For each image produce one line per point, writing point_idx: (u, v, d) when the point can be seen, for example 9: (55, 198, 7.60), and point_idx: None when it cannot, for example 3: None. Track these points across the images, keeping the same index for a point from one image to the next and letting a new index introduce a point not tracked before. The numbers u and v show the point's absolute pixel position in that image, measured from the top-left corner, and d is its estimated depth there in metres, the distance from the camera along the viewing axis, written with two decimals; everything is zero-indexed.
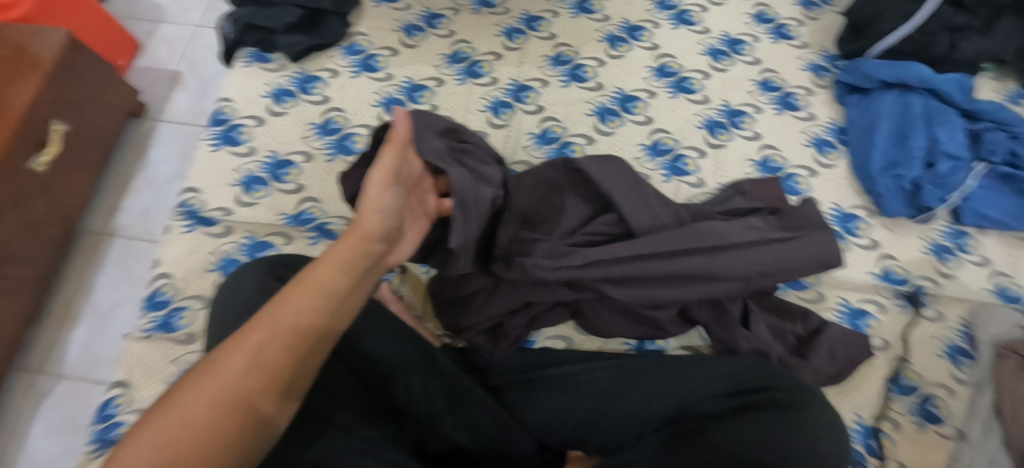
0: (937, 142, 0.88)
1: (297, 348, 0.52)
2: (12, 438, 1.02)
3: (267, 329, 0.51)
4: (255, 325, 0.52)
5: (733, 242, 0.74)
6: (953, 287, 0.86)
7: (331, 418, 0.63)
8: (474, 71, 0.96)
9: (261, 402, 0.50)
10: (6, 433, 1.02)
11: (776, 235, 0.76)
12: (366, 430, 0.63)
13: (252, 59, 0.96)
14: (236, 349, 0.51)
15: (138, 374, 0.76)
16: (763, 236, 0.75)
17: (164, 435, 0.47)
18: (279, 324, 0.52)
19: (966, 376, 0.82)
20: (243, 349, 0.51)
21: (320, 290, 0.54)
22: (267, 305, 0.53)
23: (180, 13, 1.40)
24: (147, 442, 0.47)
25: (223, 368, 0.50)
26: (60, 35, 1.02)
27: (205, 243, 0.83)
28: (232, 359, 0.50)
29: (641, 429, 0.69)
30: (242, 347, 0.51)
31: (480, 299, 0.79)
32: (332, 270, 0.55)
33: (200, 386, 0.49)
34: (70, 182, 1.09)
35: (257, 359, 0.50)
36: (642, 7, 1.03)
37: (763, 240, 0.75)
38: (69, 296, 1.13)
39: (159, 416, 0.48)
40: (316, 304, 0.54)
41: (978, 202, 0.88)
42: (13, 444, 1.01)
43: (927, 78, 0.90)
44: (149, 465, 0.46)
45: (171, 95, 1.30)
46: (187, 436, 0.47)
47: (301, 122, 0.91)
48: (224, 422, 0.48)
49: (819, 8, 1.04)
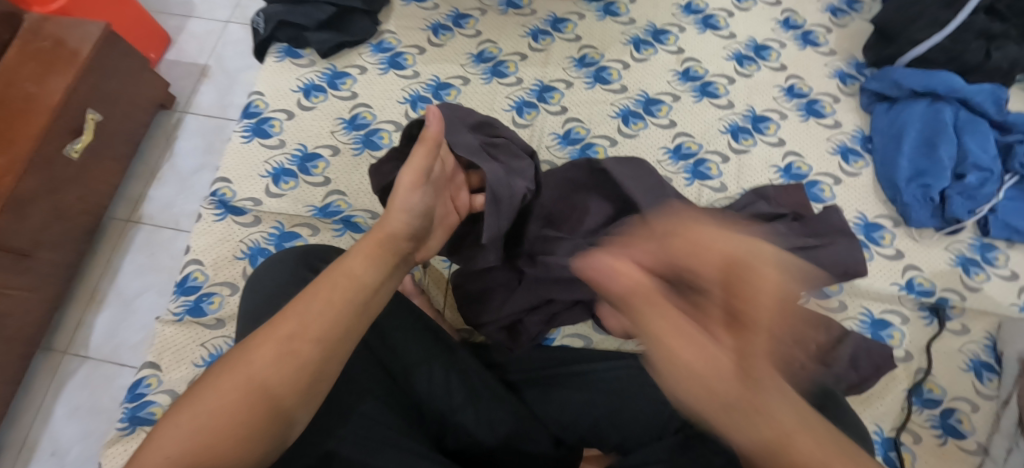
0: (966, 152, 0.87)
1: (323, 338, 0.53)
2: (38, 416, 1.06)
3: (296, 320, 0.53)
4: (285, 316, 0.54)
5: (759, 246, 0.74)
6: (979, 300, 0.85)
7: (352, 408, 0.65)
8: (499, 71, 0.97)
9: (286, 390, 0.51)
10: (32, 412, 1.06)
11: (801, 241, 0.76)
12: (386, 419, 0.65)
13: (283, 54, 0.98)
14: (267, 339, 0.53)
15: (167, 357, 0.79)
16: (788, 241, 0.75)
17: (196, 420, 0.49)
18: (308, 315, 0.54)
19: (989, 391, 0.81)
20: (273, 338, 0.53)
21: (348, 283, 0.56)
22: (297, 297, 0.55)
23: (211, 8, 1.43)
24: (179, 426, 0.49)
25: (253, 357, 0.52)
26: (97, 28, 1.05)
27: (234, 232, 0.86)
28: (262, 348, 0.52)
29: (659, 429, 0.69)
30: (271, 338, 0.53)
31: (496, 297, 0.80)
32: (361, 265, 0.57)
33: (229, 375, 0.51)
34: (101, 171, 1.12)
35: (286, 348, 0.52)
36: (668, 10, 1.03)
37: (788, 245, 0.75)
38: (96, 281, 1.16)
39: (194, 402, 0.50)
40: (343, 296, 0.55)
41: (1007, 215, 0.87)
42: (39, 422, 1.05)
43: (958, 88, 0.89)
44: (182, 448, 0.48)
45: (199, 88, 1.33)
46: (217, 421, 0.49)
47: (329, 117, 0.93)
48: (248, 409, 0.50)
49: (847, 15, 1.03)
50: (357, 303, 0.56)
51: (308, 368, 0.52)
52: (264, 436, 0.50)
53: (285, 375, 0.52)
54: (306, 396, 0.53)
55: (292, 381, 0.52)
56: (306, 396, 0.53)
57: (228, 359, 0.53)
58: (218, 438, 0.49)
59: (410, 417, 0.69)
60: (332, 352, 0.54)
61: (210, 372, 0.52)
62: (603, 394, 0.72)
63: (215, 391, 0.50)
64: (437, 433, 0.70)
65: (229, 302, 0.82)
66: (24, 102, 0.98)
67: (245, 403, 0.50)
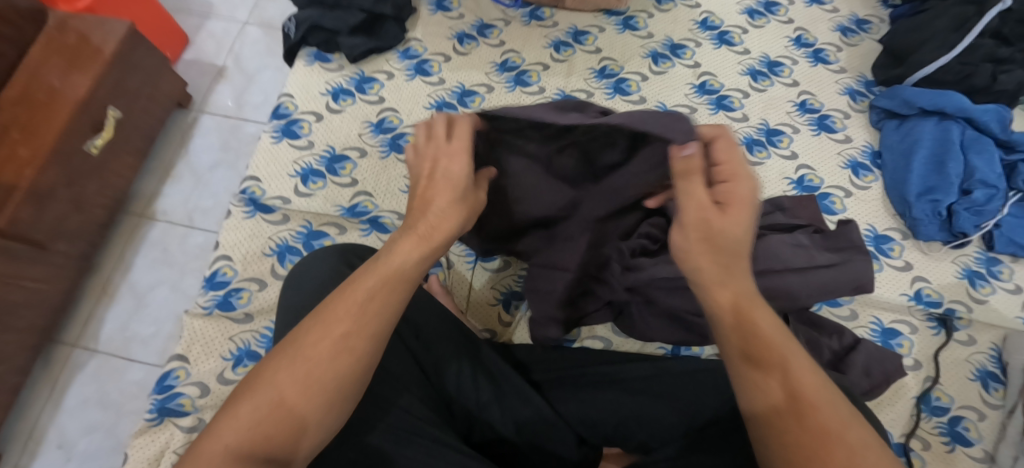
0: (973, 170, 0.90)
1: (378, 335, 0.55)
2: (47, 407, 1.06)
3: (353, 317, 0.54)
4: (340, 310, 0.55)
5: (793, 263, 0.76)
6: (986, 313, 0.88)
7: (392, 401, 0.67)
8: (522, 80, 1.00)
9: (332, 385, 0.53)
10: (41, 402, 1.07)
11: (823, 259, 0.77)
12: (423, 415, 0.68)
13: (312, 58, 1.01)
14: (324, 334, 0.54)
15: (196, 350, 0.82)
16: (814, 259, 0.77)
17: (256, 411, 0.51)
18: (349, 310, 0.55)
19: (995, 400, 0.83)
20: (330, 335, 0.54)
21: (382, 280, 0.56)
22: (348, 290, 0.56)
23: (231, 10, 1.45)
24: (241, 416, 0.51)
25: (310, 352, 0.53)
26: (121, 27, 1.07)
27: (263, 229, 0.88)
28: (321, 344, 0.54)
29: (681, 428, 0.71)
30: (313, 337, 0.54)
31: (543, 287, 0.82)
32: (412, 261, 0.58)
33: (277, 371, 0.53)
34: (119, 165, 1.14)
35: (342, 345, 0.54)
36: (686, 26, 1.07)
37: (814, 263, 0.77)
38: (110, 275, 1.17)
39: (253, 393, 0.52)
40: (392, 293, 0.56)
41: (1012, 231, 0.90)
42: (48, 413, 1.06)
43: (966, 107, 0.91)
44: (244, 438, 0.50)
45: (217, 87, 1.35)
46: (273, 413, 0.51)
47: (357, 120, 0.95)
48: (302, 402, 0.52)
49: (857, 34, 1.07)
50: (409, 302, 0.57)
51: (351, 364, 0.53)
52: (312, 429, 0.52)
53: (329, 371, 0.53)
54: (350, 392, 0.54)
55: (334, 378, 0.53)
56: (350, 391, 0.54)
57: (286, 349, 0.54)
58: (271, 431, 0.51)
59: (441, 411, 0.71)
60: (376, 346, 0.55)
61: (270, 363, 0.53)
62: (626, 393, 0.74)
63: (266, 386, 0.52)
64: (465, 428, 0.73)
65: (258, 297, 0.84)
66: (48, 96, 1.01)
67: (293, 402, 0.52)
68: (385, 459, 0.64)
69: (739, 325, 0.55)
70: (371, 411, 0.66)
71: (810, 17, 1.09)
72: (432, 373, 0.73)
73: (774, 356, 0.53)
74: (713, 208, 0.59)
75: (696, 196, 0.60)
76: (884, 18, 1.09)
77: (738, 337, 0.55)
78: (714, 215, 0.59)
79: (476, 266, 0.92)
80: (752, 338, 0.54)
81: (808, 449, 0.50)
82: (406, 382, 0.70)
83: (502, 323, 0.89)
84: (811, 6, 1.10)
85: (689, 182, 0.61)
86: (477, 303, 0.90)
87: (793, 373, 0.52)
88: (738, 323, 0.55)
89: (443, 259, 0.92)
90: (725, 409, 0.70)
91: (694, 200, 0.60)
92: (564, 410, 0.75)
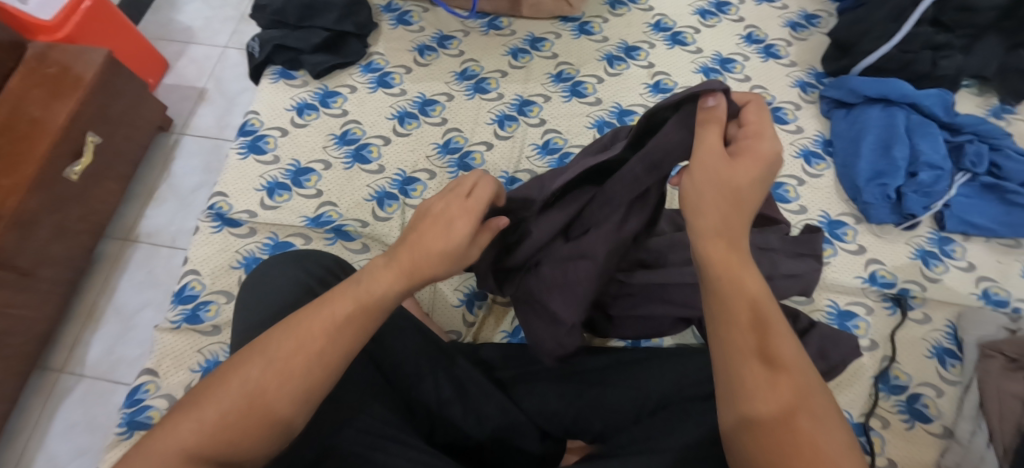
0: (919, 153, 0.93)
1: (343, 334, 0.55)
2: (34, 434, 1.09)
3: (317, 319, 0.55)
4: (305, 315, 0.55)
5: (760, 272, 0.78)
6: (940, 291, 0.90)
7: (359, 406, 0.69)
8: (481, 87, 1.03)
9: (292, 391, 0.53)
10: (29, 429, 1.09)
11: (786, 268, 0.79)
12: (389, 419, 0.69)
13: (278, 76, 1.04)
14: (290, 335, 0.55)
15: (167, 363, 0.84)
16: (775, 268, 0.79)
17: (215, 414, 0.52)
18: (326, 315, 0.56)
19: (952, 376, 0.85)
20: (297, 336, 0.55)
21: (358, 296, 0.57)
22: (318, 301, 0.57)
23: (207, 35, 1.49)
24: (202, 418, 0.51)
25: (277, 353, 0.54)
26: (99, 56, 1.11)
27: (231, 243, 0.91)
28: (285, 345, 0.54)
29: (633, 413, 0.73)
30: (298, 338, 0.55)
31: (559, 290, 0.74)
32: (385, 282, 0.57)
33: (257, 368, 0.53)
34: (102, 191, 1.17)
35: (308, 346, 0.54)
36: (640, 28, 1.10)
37: (775, 271, 0.79)
38: (94, 298, 1.20)
39: (213, 395, 0.52)
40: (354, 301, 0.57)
41: (961, 210, 0.92)
42: (35, 440, 1.08)
43: (910, 93, 0.96)
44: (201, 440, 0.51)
45: (196, 111, 1.39)
46: (232, 416, 0.52)
47: (322, 133, 0.98)
48: (256, 412, 0.52)
49: (807, 29, 1.10)
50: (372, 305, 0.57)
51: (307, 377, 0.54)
52: (262, 437, 0.52)
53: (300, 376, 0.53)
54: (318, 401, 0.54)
55: (299, 379, 0.53)
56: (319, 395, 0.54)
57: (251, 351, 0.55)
58: (238, 427, 0.51)
59: (402, 413, 0.73)
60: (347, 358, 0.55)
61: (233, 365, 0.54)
62: (584, 386, 0.76)
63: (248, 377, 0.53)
64: (428, 429, 0.74)
65: (225, 310, 0.87)
66: (30, 126, 1.04)
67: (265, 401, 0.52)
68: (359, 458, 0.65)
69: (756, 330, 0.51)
70: (326, 413, 0.67)
71: (761, 14, 1.12)
72: (394, 376, 0.75)
73: (790, 367, 0.50)
74: (723, 155, 0.56)
75: (710, 145, 0.57)
76: (832, 12, 1.12)
77: (750, 341, 0.51)
78: (727, 168, 0.55)
79: None
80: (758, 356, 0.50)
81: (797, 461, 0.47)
82: (366, 387, 0.71)
83: (466, 323, 0.91)
84: (761, 4, 1.13)
85: (706, 129, 0.58)
86: (442, 305, 0.92)
87: (796, 386, 0.49)
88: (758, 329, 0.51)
89: None
90: (675, 391, 0.72)
91: (705, 149, 0.57)
92: (526, 407, 0.77)
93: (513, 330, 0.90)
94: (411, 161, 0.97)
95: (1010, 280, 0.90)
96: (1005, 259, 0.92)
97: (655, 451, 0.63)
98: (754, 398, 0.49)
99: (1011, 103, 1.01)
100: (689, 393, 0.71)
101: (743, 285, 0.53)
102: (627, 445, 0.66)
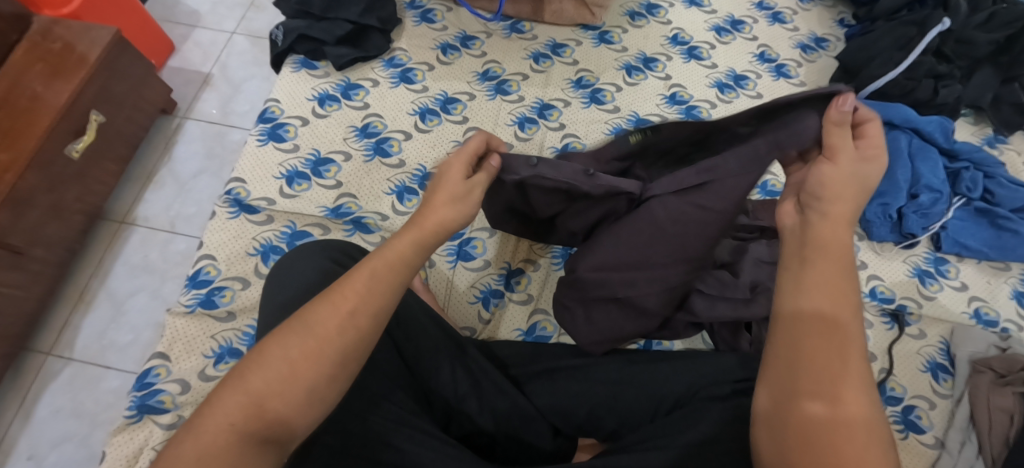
0: (919, 176, 0.98)
1: (381, 315, 0.54)
2: (15, 420, 1.03)
3: (355, 299, 0.54)
4: (344, 293, 0.54)
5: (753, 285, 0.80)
6: (934, 308, 0.95)
7: (382, 396, 0.68)
8: (503, 89, 1.05)
9: (326, 370, 0.52)
10: (11, 415, 1.03)
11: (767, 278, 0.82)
12: (413, 410, 0.69)
13: (299, 65, 1.04)
14: (329, 314, 0.53)
15: (178, 348, 0.83)
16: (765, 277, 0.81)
17: (245, 395, 0.50)
18: (336, 300, 0.54)
19: (944, 390, 0.88)
20: (336, 314, 0.53)
21: (387, 266, 0.56)
22: (351, 273, 0.56)
23: (216, 19, 1.47)
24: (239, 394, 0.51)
25: (317, 332, 0.52)
26: (107, 34, 1.08)
27: (247, 229, 0.90)
28: (325, 323, 0.53)
29: (650, 412, 0.73)
30: (310, 325, 0.53)
31: (649, 283, 0.75)
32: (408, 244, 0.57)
33: (269, 355, 0.52)
34: (101, 172, 1.14)
35: (346, 325, 0.53)
36: (658, 41, 1.13)
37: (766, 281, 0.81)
38: (87, 281, 1.15)
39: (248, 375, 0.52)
40: (390, 279, 0.55)
41: (955, 232, 0.97)
42: (16, 427, 1.03)
43: (912, 119, 1.00)
44: (230, 422, 0.49)
45: (202, 96, 1.37)
46: (268, 392, 0.51)
47: (343, 125, 0.99)
48: (286, 394, 0.51)
49: (815, 51, 1.15)
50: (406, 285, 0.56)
51: (341, 358, 0.52)
52: (294, 416, 0.51)
53: (320, 359, 0.52)
54: (343, 381, 0.53)
55: (332, 358, 0.52)
56: (338, 379, 0.53)
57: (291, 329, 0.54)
58: (248, 419, 0.50)
59: (419, 402, 0.72)
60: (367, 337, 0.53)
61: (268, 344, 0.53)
62: (599, 384, 0.76)
63: (261, 366, 0.51)
64: (444, 420, 0.74)
65: (241, 296, 0.86)
66: (30, 102, 1.00)
67: (275, 389, 0.51)
68: (384, 443, 0.64)
69: (815, 325, 0.52)
70: (353, 404, 0.66)
71: (773, 34, 1.16)
72: (413, 366, 0.74)
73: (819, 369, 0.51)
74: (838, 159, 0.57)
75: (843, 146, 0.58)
76: (840, 37, 1.17)
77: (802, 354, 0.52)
78: (828, 170, 0.57)
79: (457, 264, 0.95)
80: (797, 352, 0.52)
81: (818, 446, 0.49)
82: (394, 379, 0.71)
83: (482, 320, 0.92)
84: (773, 25, 1.18)
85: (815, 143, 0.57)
86: (458, 301, 0.93)
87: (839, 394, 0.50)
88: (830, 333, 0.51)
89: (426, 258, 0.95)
90: (691, 391, 0.73)
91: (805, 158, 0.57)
92: (539, 403, 0.77)
93: (529, 329, 0.91)
94: (431, 157, 0.98)
95: (998, 301, 0.95)
96: (994, 280, 0.97)
97: (671, 446, 0.64)
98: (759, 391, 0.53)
99: (1004, 134, 1.07)
100: (706, 394, 0.72)
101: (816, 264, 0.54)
102: (642, 441, 0.67)
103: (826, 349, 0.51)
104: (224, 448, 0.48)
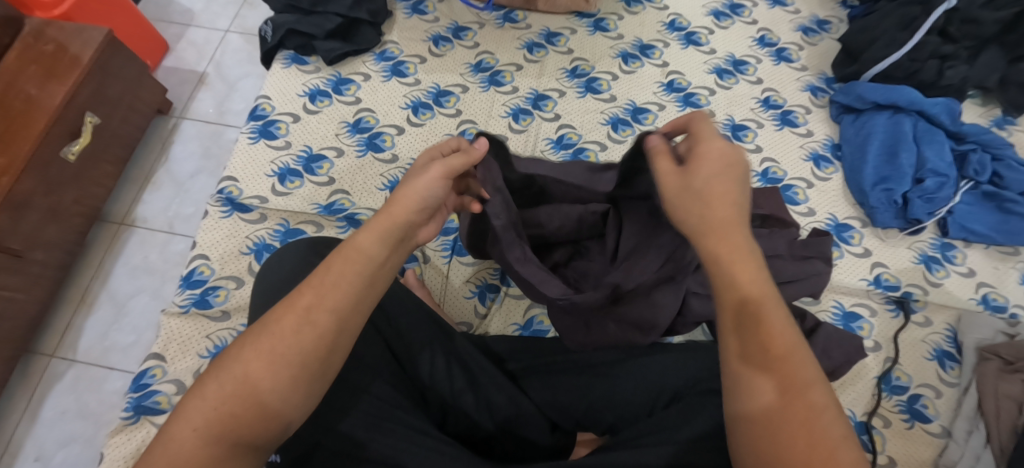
0: (925, 160, 0.96)
1: (340, 310, 0.55)
2: (21, 423, 1.04)
3: (313, 296, 0.55)
4: (302, 292, 0.55)
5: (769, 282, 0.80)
6: (940, 295, 0.92)
7: (368, 390, 0.66)
8: (496, 80, 1.03)
9: (297, 361, 0.53)
10: (16, 417, 1.04)
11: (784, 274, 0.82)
12: (395, 401, 0.67)
13: (290, 61, 1.03)
14: (288, 312, 0.54)
15: (173, 348, 0.83)
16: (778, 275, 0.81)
17: (213, 399, 0.51)
18: (300, 292, 0.55)
19: (951, 378, 0.87)
20: (295, 311, 0.54)
21: (345, 261, 0.57)
22: (312, 271, 0.57)
23: (209, 17, 1.46)
24: (207, 398, 0.52)
25: (276, 331, 0.54)
26: (99, 34, 1.07)
27: (240, 228, 0.90)
28: (284, 322, 0.54)
29: (648, 405, 0.72)
30: (266, 326, 0.54)
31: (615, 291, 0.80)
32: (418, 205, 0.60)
33: (229, 360, 0.53)
34: (99, 174, 1.13)
35: (309, 323, 0.54)
36: (654, 28, 1.11)
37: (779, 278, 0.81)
38: (87, 283, 1.15)
39: (217, 378, 0.53)
40: (351, 275, 0.56)
41: (961, 217, 0.95)
42: (23, 429, 1.03)
43: (917, 101, 0.98)
44: (201, 423, 0.51)
45: (197, 95, 1.36)
46: (229, 394, 0.52)
47: (335, 121, 0.98)
48: (257, 390, 0.52)
49: (817, 34, 1.12)
50: (368, 274, 0.57)
51: (302, 357, 0.53)
52: (266, 417, 0.52)
53: (277, 360, 0.53)
54: (309, 374, 0.54)
55: (292, 361, 0.53)
56: (300, 383, 0.53)
57: (252, 334, 0.54)
58: (215, 423, 0.51)
59: (414, 401, 0.71)
60: (325, 334, 0.54)
61: (233, 349, 0.54)
62: (595, 377, 0.74)
63: (221, 373, 0.53)
64: (440, 417, 0.73)
65: (235, 296, 0.86)
66: (25, 105, 1.00)
67: (247, 391, 0.52)
68: (359, 446, 0.63)
69: (744, 315, 0.55)
70: (350, 402, 0.65)
71: (773, 18, 1.14)
72: (406, 360, 0.73)
73: (788, 362, 0.53)
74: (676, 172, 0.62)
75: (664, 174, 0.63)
76: (842, 19, 1.14)
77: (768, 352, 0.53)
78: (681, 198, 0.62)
79: (453, 258, 0.95)
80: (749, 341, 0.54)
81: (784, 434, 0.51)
82: (384, 376, 0.69)
83: (478, 315, 0.91)
84: (773, 9, 1.15)
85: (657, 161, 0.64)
86: (454, 297, 0.92)
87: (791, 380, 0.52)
88: (742, 323, 0.55)
89: (420, 254, 0.95)
90: (690, 384, 0.71)
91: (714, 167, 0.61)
92: (537, 398, 0.76)
93: (525, 323, 0.90)
94: None
95: (1006, 287, 0.93)
96: (1002, 265, 0.95)
97: (666, 442, 0.63)
98: (751, 383, 0.53)
99: (1013, 115, 1.04)
100: (705, 388, 0.69)
101: (734, 279, 0.56)
102: (640, 437, 0.65)
103: (770, 340, 0.53)
104: (191, 452, 0.49)
